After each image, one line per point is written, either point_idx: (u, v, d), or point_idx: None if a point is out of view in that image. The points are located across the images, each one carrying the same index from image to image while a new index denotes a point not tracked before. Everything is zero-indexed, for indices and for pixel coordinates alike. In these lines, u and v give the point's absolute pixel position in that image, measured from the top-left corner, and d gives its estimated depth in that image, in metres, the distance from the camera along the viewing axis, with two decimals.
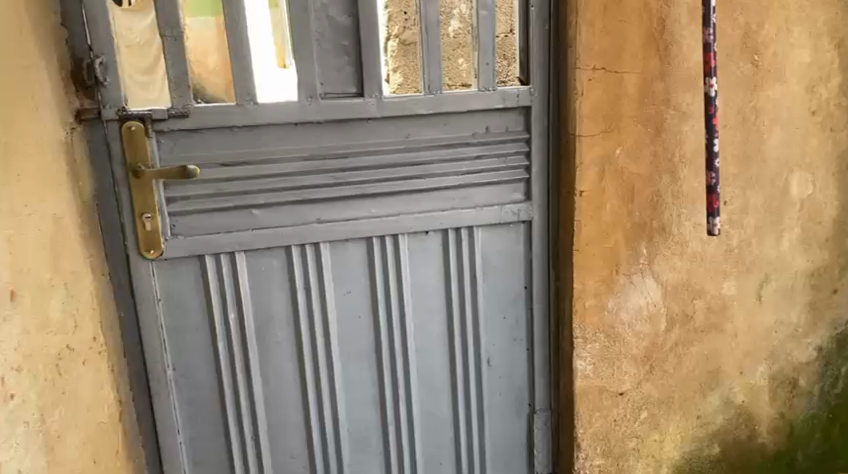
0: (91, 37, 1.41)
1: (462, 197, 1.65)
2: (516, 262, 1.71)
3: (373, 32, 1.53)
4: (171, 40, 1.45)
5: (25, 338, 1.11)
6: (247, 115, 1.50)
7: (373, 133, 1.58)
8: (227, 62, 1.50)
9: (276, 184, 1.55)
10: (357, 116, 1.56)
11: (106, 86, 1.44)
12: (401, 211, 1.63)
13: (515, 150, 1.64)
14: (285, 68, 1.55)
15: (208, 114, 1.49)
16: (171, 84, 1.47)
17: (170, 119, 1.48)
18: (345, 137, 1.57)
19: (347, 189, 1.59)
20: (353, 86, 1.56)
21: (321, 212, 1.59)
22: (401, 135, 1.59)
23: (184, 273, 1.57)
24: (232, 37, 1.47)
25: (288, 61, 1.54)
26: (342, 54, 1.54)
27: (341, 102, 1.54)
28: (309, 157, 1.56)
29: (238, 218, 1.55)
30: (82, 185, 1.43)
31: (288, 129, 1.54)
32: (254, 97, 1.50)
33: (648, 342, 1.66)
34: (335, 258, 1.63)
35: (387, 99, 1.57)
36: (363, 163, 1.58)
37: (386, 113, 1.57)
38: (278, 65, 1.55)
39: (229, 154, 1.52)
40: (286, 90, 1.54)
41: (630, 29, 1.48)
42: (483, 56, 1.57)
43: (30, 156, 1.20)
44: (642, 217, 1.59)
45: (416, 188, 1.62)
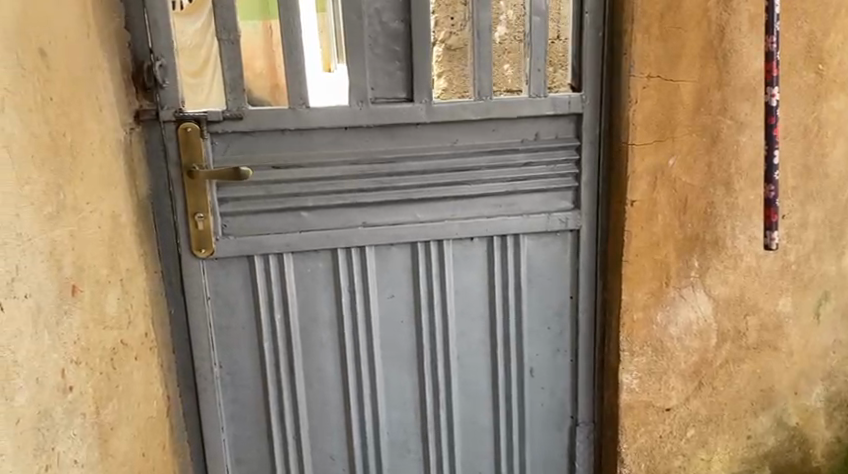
0: (151, 40, 1.44)
1: (510, 205, 1.63)
2: (562, 272, 1.69)
3: (425, 36, 1.53)
4: (227, 43, 1.48)
5: (83, 332, 1.08)
6: (299, 118, 1.52)
7: (423, 138, 1.58)
8: (277, 66, 1.52)
9: (325, 186, 1.57)
10: (406, 121, 1.56)
11: (165, 88, 1.47)
12: (448, 217, 1.63)
13: (564, 158, 1.62)
14: (330, 73, 1.54)
15: (260, 116, 1.51)
16: (228, 87, 1.49)
17: (224, 121, 1.50)
18: (395, 142, 1.58)
19: (394, 193, 1.59)
20: (403, 91, 1.56)
21: (367, 215, 1.60)
22: (449, 140, 1.59)
23: (233, 272, 1.59)
24: (287, 40, 1.48)
25: (335, 65, 1.54)
26: (393, 59, 1.54)
27: (391, 106, 1.55)
28: (358, 161, 1.57)
29: (286, 220, 1.57)
30: (138, 184, 1.47)
31: (338, 133, 1.55)
32: (306, 101, 1.52)
33: (698, 358, 1.62)
34: (379, 262, 1.64)
35: (437, 104, 1.56)
36: (411, 167, 1.59)
37: (436, 118, 1.57)
38: (324, 70, 1.54)
39: (279, 156, 1.54)
40: (335, 95, 1.55)
41: (688, 37, 1.45)
42: (535, 63, 1.56)
43: (94, 154, 1.23)
44: (694, 228, 1.56)
45: (463, 193, 1.61)
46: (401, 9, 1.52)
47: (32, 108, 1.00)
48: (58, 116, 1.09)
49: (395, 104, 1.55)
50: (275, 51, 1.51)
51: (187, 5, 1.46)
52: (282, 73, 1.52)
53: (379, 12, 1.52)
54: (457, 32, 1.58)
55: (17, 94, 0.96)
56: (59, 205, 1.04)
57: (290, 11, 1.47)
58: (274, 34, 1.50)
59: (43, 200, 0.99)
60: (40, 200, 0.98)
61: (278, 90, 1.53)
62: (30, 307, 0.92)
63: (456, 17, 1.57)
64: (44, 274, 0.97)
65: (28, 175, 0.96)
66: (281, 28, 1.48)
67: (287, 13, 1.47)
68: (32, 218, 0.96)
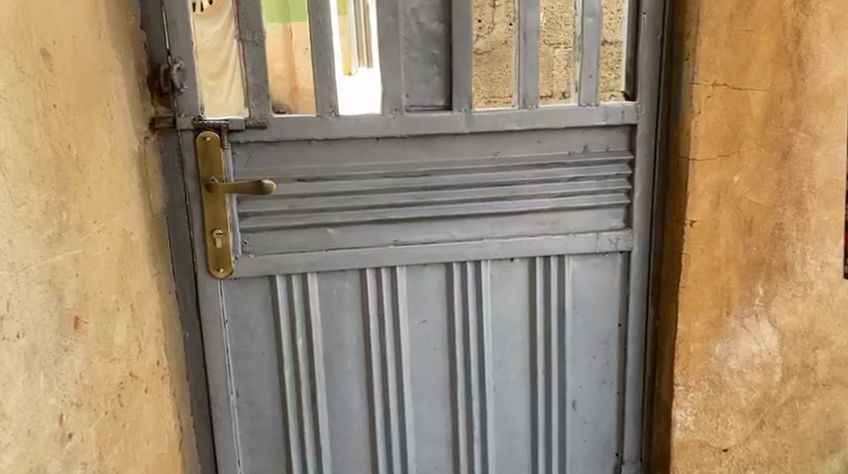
0: (169, 40, 1.33)
1: (555, 223, 1.50)
2: (610, 297, 1.55)
3: (466, 38, 1.39)
4: (250, 44, 1.35)
5: (86, 368, 0.96)
6: (327, 127, 1.39)
7: (461, 149, 1.45)
8: (296, 70, 1.39)
9: (354, 201, 1.44)
10: (443, 131, 1.43)
11: (183, 93, 1.35)
12: (486, 236, 1.50)
13: (615, 173, 1.48)
14: (350, 75, 1.40)
15: (286, 125, 1.38)
16: (251, 93, 1.37)
17: (247, 130, 1.38)
18: (430, 154, 1.45)
19: (429, 210, 1.47)
20: (441, 98, 1.43)
21: (398, 233, 1.48)
22: (489, 152, 1.46)
23: (253, 293, 1.47)
24: (315, 43, 1.36)
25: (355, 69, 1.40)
26: (431, 63, 1.41)
27: (427, 115, 1.42)
28: (390, 174, 1.44)
29: (311, 238, 1.45)
30: (153, 197, 1.35)
31: (369, 143, 1.42)
32: (336, 109, 1.39)
33: (759, 394, 1.48)
34: (411, 283, 1.51)
35: (477, 112, 1.43)
36: (447, 182, 1.46)
37: (475, 128, 1.43)
38: (345, 73, 1.39)
39: (306, 168, 1.41)
40: (362, 103, 1.41)
41: (759, 41, 1.32)
42: (586, 68, 1.42)
43: (103, 167, 1.10)
44: (759, 252, 1.42)
45: (504, 210, 1.48)
46: (441, 9, 1.39)
47: (33, 117, 0.88)
48: (63, 125, 0.96)
49: (431, 112, 1.43)
50: (296, 55, 1.38)
51: (208, 5, 1.34)
52: (304, 78, 1.39)
53: (416, 11, 1.39)
54: (496, 34, 1.42)
55: (15, 101, 0.84)
56: (62, 226, 0.92)
57: (321, 12, 1.35)
58: (294, 37, 1.38)
59: (43, 221, 0.87)
60: (38, 222, 0.86)
61: (298, 95, 1.40)
62: (23, 348, 0.80)
63: (484, 19, 1.41)
64: (42, 307, 0.85)
65: (25, 193, 0.84)
66: (308, 31, 1.36)
67: (317, 13, 1.35)
68: (28, 243, 0.83)
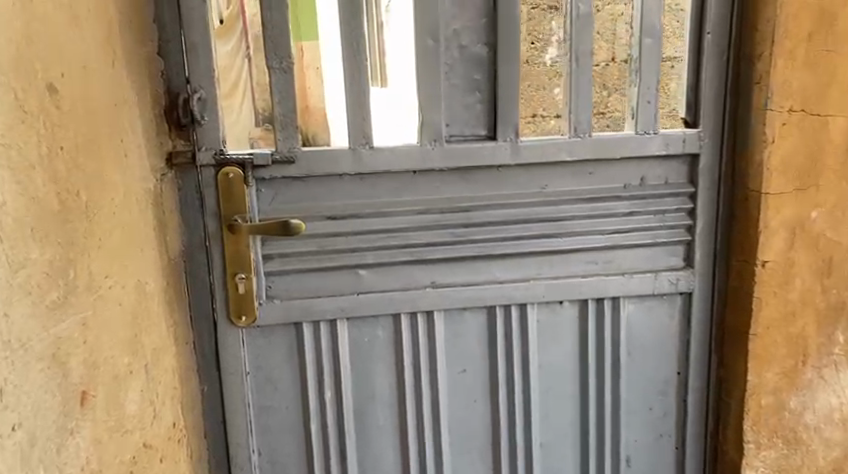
0: (188, 67, 1.22)
1: (608, 262, 1.37)
2: (668, 342, 1.41)
3: (513, 62, 1.27)
4: (278, 71, 1.24)
5: (94, 450, 0.83)
6: (359, 161, 1.28)
7: (506, 182, 1.32)
8: (307, 89, 1.27)
9: (387, 240, 1.31)
10: (488, 163, 1.30)
11: (203, 125, 1.24)
12: (533, 277, 1.36)
13: (676, 206, 1.35)
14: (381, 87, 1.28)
15: (316, 159, 1.27)
16: (278, 123, 1.25)
17: (273, 165, 1.26)
18: (472, 188, 1.32)
19: (470, 248, 1.33)
20: (484, 127, 1.31)
21: (436, 274, 1.34)
22: (536, 185, 1.33)
23: (277, 343, 1.34)
24: (348, 68, 1.25)
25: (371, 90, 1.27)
26: (473, 90, 1.29)
27: (469, 145, 1.30)
28: (428, 210, 1.31)
29: (341, 280, 1.32)
30: (170, 240, 1.23)
31: (406, 177, 1.30)
32: (370, 141, 1.28)
33: (838, 452, 1.41)
34: (450, 330, 1.37)
35: (524, 142, 1.31)
36: (491, 218, 1.32)
37: (521, 160, 1.31)
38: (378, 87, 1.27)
39: (337, 205, 1.29)
40: (383, 125, 1.29)
41: (839, 63, 1.23)
42: (644, 92, 1.29)
43: (116, 213, 0.98)
44: (840, 297, 1.33)
45: (553, 249, 1.35)
46: (485, 30, 1.27)
47: (36, 164, 0.75)
48: (72, 170, 0.84)
49: (475, 143, 1.30)
50: (307, 75, 1.26)
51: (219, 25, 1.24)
52: (314, 97, 1.27)
53: (459, 33, 1.27)
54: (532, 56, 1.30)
55: (15, 146, 0.71)
56: (68, 287, 0.80)
57: (356, 35, 1.23)
58: (305, 58, 1.26)
59: (46, 286, 0.74)
60: (40, 288, 0.73)
61: (309, 115, 1.28)
62: (19, 442, 0.67)
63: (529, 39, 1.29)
64: (43, 388, 0.72)
65: (24, 255, 0.71)
66: (321, 50, 1.25)
67: (351, 36, 1.23)
68: (28, 313, 0.71)
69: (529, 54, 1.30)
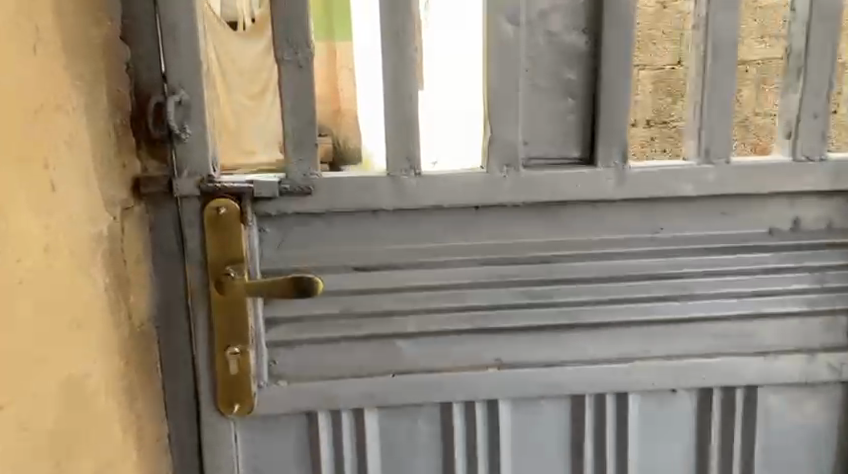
0: (165, 59, 0.86)
1: (740, 335, 0.99)
2: (816, 446, 1.04)
3: (625, 58, 0.91)
4: (292, 65, 0.88)
5: None
6: (401, 193, 0.92)
7: (607, 224, 0.96)
8: (338, 88, 1.02)
9: (441, 303, 0.95)
10: (581, 196, 0.94)
11: (186, 142, 0.88)
12: (636, 354, 0.99)
13: (842, 263, 0.97)
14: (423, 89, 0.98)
15: (345, 189, 0.92)
16: (291, 138, 0.90)
17: (283, 198, 0.92)
18: (559, 230, 0.96)
19: (553, 315, 0.97)
20: (578, 151, 0.95)
21: (503, 349, 0.98)
22: (650, 227, 0.97)
23: (284, 438, 0.98)
24: (389, 62, 0.89)
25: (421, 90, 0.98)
26: (563, 95, 0.93)
27: (555, 173, 0.93)
28: (498, 262, 0.95)
29: (374, 356, 0.97)
30: (134, 304, 0.88)
31: (465, 217, 0.95)
32: (416, 166, 0.92)
33: None
34: (519, 424, 1.01)
35: (633, 170, 0.94)
36: (582, 272, 0.96)
37: (629, 194, 0.94)
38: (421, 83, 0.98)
39: (372, 252, 0.94)
40: (437, 134, 0.95)
41: None
42: (808, 102, 0.94)
43: (24, 280, 0.64)
44: None
45: (667, 317, 0.98)
46: (583, 12, 0.91)
47: None
48: None
49: (563, 170, 0.94)
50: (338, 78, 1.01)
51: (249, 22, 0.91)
52: (347, 96, 1.01)
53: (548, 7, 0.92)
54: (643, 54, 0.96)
55: None
56: None
57: (406, 16, 0.88)
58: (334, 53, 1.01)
59: None
60: None
61: (342, 119, 1.00)
62: None
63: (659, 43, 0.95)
64: None
65: None
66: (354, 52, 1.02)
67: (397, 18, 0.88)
68: None
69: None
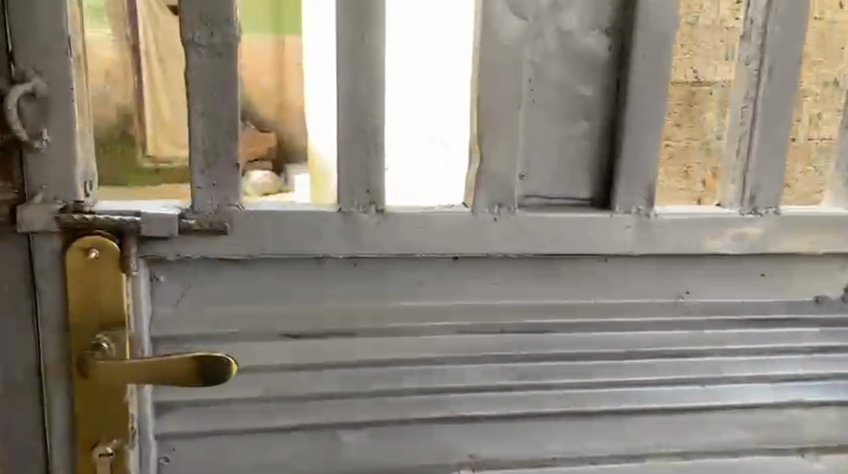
0: (11, 29, 0.58)
1: (768, 429, 0.80)
2: None
3: (659, 72, 0.69)
4: (204, 54, 0.62)
5: None
6: (356, 237, 0.69)
7: (619, 286, 0.76)
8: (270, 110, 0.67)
9: (402, 381, 0.72)
10: (591, 251, 0.73)
11: (41, 153, 0.61)
12: (643, 450, 0.79)
13: None
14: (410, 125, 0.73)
15: (280, 230, 0.67)
16: (200, 154, 0.64)
17: (190, 240, 0.65)
18: (557, 289, 0.75)
19: (541, 400, 0.75)
20: (585, 186, 0.73)
21: (477, 442, 0.76)
22: (676, 290, 0.76)
23: None
24: (346, 56, 0.64)
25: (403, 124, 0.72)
26: (576, 115, 0.71)
27: (561, 217, 0.72)
28: (474, 329, 0.73)
29: (309, 452, 0.73)
30: None
31: (438, 268, 0.72)
32: (379, 202, 0.68)
33: None
34: None
35: (659, 217, 0.73)
36: (584, 347, 0.75)
37: (651, 248, 0.74)
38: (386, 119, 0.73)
39: (312, 313, 0.71)
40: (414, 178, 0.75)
41: None
42: None
43: None
44: None
45: (683, 406, 0.78)
46: (605, 7, 0.69)
47: None
48: None
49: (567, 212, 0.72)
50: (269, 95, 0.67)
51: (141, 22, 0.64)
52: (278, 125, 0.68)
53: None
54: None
55: None
56: None
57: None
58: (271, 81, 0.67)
59: None
60: None
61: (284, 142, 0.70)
62: None
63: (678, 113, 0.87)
64: None
65: None
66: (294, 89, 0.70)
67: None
68: None
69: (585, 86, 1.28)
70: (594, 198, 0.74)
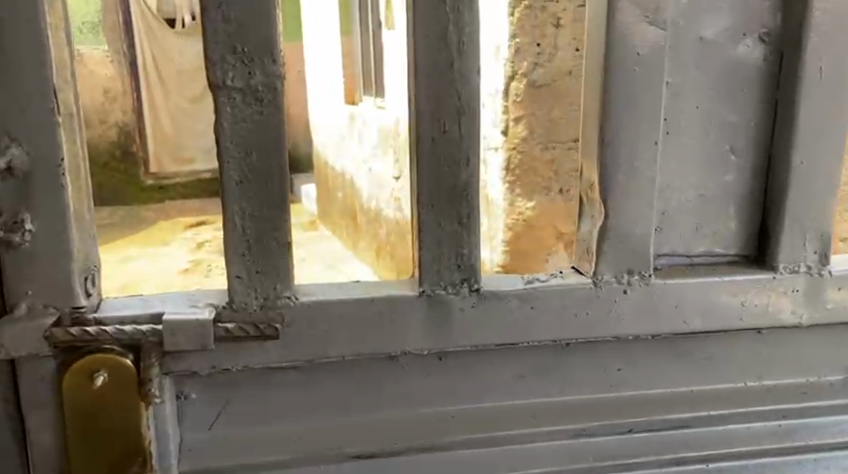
0: None
1: None
2: None
3: (834, 89, 0.53)
4: (239, 99, 0.45)
5: None
6: (448, 328, 0.52)
7: (771, 364, 0.60)
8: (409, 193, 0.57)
9: None
10: (745, 325, 0.57)
11: (23, 250, 0.44)
12: None
13: None
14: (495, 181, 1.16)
15: (350, 326, 0.50)
16: (238, 233, 0.47)
17: (231, 347, 0.49)
18: (692, 372, 0.59)
19: None
20: (734, 238, 0.57)
21: None
22: (840, 364, 0.61)
23: None
24: (430, 92, 0.47)
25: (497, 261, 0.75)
26: (722, 147, 0.55)
27: (709, 282, 0.55)
28: (594, 428, 0.57)
29: None
30: None
31: (547, 356, 0.56)
32: (476, 279, 0.51)
33: None
34: None
35: (833, 277, 0.56)
36: (734, 442, 0.58)
37: (822, 315, 0.57)
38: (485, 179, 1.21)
39: (387, 426, 0.54)
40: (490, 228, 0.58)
41: None
42: None
43: None
44: None
45: None
46: (761, 7, 0.53)
47: None
48: None
49: (714, 274, 0.55)
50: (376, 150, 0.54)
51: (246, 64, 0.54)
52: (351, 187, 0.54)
53: (501, 71, 1.14)
54: None
55: None
56: None
57: (464, 9, 0.46)
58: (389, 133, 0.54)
59: None
60: None
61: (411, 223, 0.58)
62: None
63: None
64: None
65: None
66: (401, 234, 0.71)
67: (452, 11, 0.46)
68: None
69: (573, 64, 1.12)
70: (745, 251, 0.58)
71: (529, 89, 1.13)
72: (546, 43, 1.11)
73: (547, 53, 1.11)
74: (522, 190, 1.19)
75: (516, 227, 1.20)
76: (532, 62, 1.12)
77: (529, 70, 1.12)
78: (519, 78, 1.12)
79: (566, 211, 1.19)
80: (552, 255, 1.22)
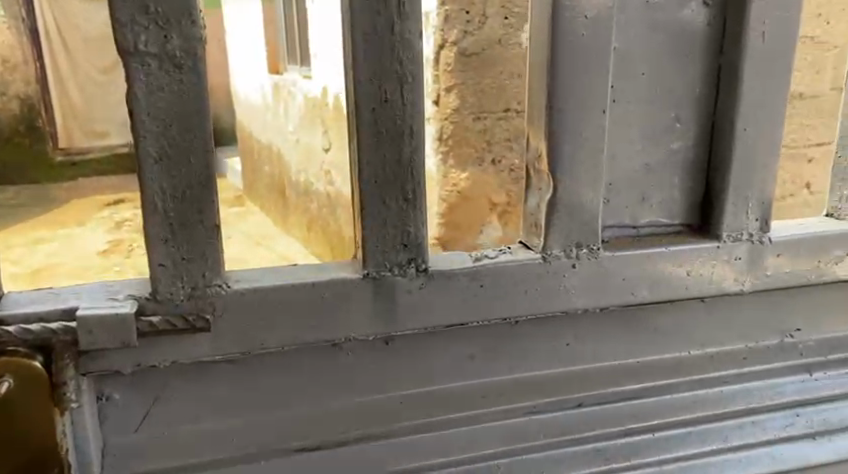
0: None
1: None
2: None
3: (778, 52, 0.52)
4: (157, 67, 0.40)
5: None
6: (391, 310, 0.48)
7: (717, 332, 0.59)
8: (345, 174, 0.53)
9: None
10: (692, 294, 0.55)
11: None
12: None
13: None
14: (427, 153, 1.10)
15: (286, 313, 0.46)
16: (160, 217, 0.42)
17: (155, 342, 0.44)
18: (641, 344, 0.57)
19: None
20: (680, 207, 0.56)
21: None
22: (784, 329, 0.61)
23: None
24: (368, 57, 0.44)
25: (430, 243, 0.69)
26: (669, 114, 0.53)
27: (656, 252, 0.53)
28: (544, 406, 0.55)
29: None
30: None
31: (496, 334, 0.54)
32: (420, 258, 0.48)
33: None
34: None
35: (776, 243, 0.56)
36: (680, 412, 0.58)
37: (765, 281, 0.57)
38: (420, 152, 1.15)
39: (329, 414, 0.51)
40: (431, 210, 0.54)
41: None
42: None
43: None
44: None
45: None
46: None
47: None
48: None
49: (661, 244, 0.54)
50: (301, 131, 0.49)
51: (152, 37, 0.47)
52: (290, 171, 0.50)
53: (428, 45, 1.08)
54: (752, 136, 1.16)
55: None
56: None
57: None
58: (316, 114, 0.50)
59: None
60: None
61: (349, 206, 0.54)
62: None
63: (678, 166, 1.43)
64: None
65: None
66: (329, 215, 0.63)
67: None
68: None
69: (503, 33, 1.07)
70: (691, 220, 0.56)
71: (459, 57, 1.07)
72: (474, 10, 1.05)
73: (477, 21, 1.06)
74: (455, 161, 1.13)
75: (450, 199, 1.15)
76: (462, 30, 1.06)
77: (459, 38, 1.06)
78: (448, 47, 1.06)
79: (498, 181, 1.15)
80: (486, 226, 1.18)
